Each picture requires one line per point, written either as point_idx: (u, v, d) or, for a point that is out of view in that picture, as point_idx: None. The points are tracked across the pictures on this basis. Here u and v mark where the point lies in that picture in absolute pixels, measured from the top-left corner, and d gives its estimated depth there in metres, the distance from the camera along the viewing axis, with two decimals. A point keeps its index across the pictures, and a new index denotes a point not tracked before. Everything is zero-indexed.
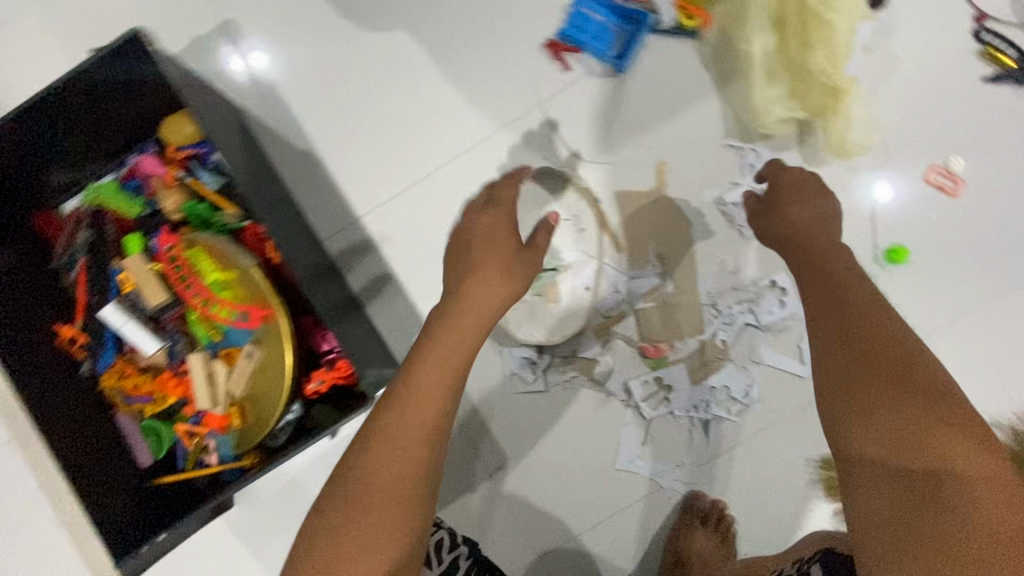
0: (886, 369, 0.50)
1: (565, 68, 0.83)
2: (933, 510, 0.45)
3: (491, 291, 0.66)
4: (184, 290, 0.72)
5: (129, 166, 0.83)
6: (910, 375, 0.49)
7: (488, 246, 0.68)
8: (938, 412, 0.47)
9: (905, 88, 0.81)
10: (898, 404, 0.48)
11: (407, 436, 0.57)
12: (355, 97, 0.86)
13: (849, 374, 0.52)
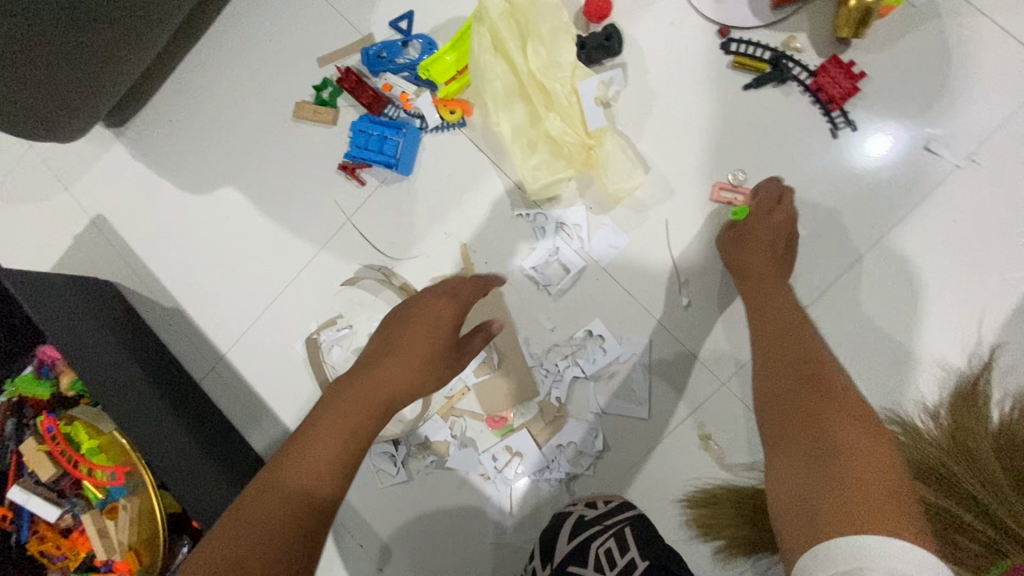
0: (805, 371, 0.62)
1: (361, 184, 0.92)
2: (823, 474, 0.53)
3: (411, 367, 0.62)
4: (68, 459, 0.84)
5: (39, 356, 0.98)
6: (820, 377, 0.61)
7: (418, 324, 0.65)
8: (837, 402, 0.58)
9: (670, 117, 0.82)
10: (803, 397, 0.60)
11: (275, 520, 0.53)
12: (203, 252, 0.99)
13: (774, 375, 0.64)
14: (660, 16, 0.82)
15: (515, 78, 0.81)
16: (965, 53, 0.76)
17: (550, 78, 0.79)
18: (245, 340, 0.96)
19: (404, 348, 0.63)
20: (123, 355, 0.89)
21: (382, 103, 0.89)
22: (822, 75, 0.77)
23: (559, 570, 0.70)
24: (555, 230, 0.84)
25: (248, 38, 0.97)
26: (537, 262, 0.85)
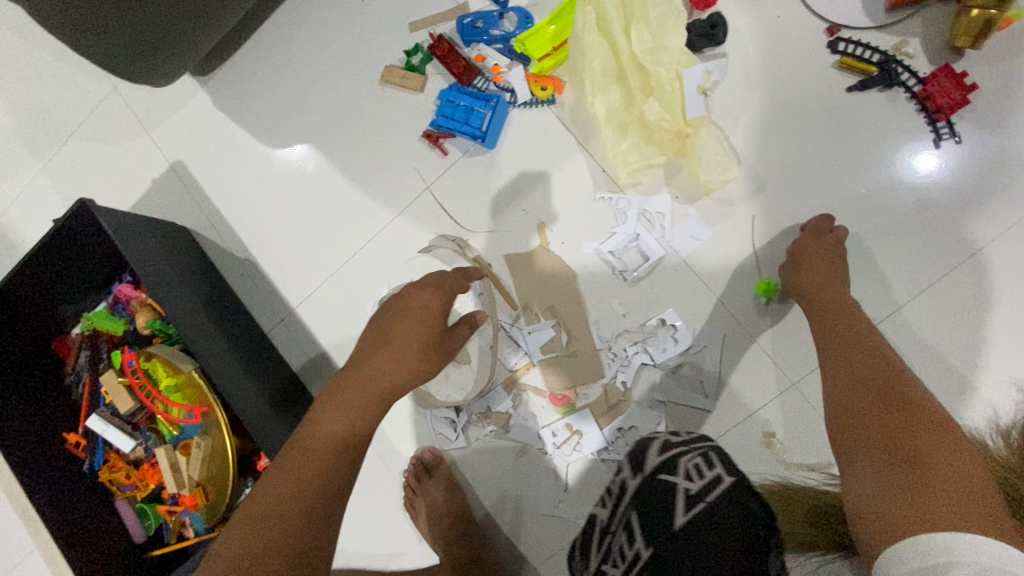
0: (880, 382, 0.60)
1: (444, 153, 0.92)
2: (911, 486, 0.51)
3: (405, 360, 0.67)
4: (145, 395, 0.87)
5: (114, 293, 1.01)
6: (898, 388, 0.59)
7: (407, 320, 0.69)
8: (918, 414, 0.56)
9: (767, 114, 0.82)
10: (877, 412, 0.57)
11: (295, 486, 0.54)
12: (280, 207, 1.00)
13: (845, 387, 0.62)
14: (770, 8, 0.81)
15: (616, 58, 0.80)
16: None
17: (654, 61, 0.78)
18: (316, 296, 0.98)
19: (397, 335, 0.68)
20: (204, 301, 0.92)
21: (474, 74, 0.89)
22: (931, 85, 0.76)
23: (649, 480, 0.57)
24: (637, 216, 0.85)
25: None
26: (615, 246, 0.86)
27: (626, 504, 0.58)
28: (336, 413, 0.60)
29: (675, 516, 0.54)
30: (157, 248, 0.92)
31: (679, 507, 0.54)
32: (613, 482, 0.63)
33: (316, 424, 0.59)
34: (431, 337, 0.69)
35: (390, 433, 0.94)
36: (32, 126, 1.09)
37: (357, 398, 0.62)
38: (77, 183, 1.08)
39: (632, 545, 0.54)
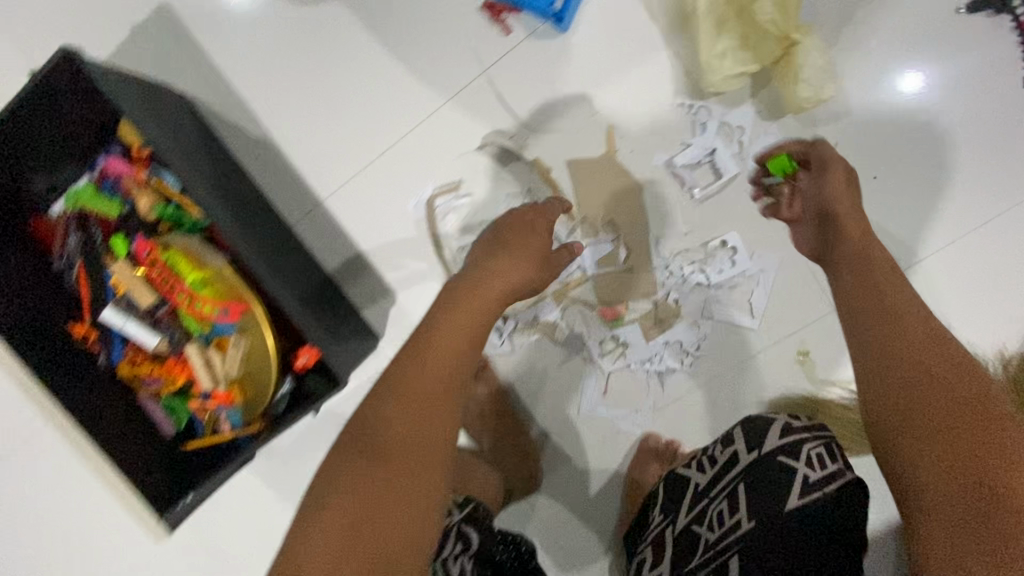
0: (967, 392, 0.50)
1: (507, 33, 0.81)
2: (991, 535, 0.43)
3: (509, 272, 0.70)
4: (169, 289, 0.80)
5: (99, 168, 0.87)
6: (984, 400, 0.49)
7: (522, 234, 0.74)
8: (1009, 429, 0.47)
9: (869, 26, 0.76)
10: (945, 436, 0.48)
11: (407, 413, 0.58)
12: (302, 79, 0.85)
13: (911, 396, 0.51)
14: None
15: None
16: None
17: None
18: (350, 189, 0.89)
19: (510, 242, 0.73)
20: (218, 178, 0.80)
21: None
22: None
23: (767, 459, 0.65)
24: (717, 128, 0.80)
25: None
26: (689, 158, 0.81)
27: (737, 479, 0.67)
28: (448, 324, 0.65)
29: (787, 500, 0.63)
30: (160, 114, 0.77)
31: (794, 491, 0.63)
32: (721, 450, 0.71)
33: (439, 333, 0.64)
34: (541, 256, 0.73)
35: None
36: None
37: (473, 312, 0.67)
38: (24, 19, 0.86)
39: (739, 518, 0.64)
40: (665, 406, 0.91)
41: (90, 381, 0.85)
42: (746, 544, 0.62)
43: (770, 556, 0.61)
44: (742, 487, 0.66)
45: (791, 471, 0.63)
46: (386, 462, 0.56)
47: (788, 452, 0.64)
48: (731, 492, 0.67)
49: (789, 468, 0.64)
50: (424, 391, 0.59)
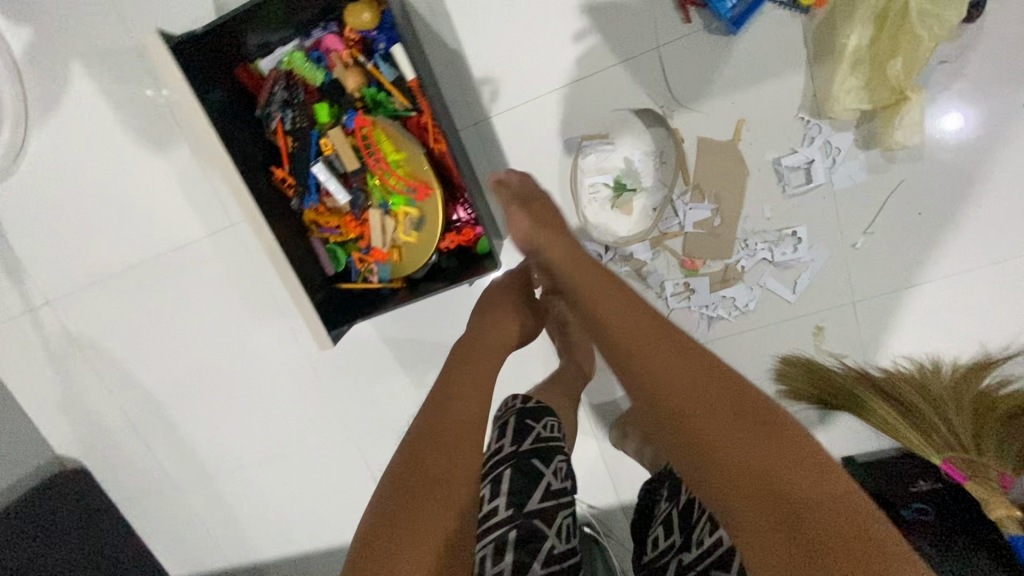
0: (745, 423, 0.58)
1: (687, 20, 0.98)
2: (810, 551, 0.48)
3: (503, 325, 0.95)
4: (370, 162, 0.99)
5: (315, 39, 1.01)
6: (760, 423, 0.58)
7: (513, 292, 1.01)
8: (780, 451, 0.55)
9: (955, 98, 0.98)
10: (749, 437, 0.57)
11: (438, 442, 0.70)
12: (505, 9, 1.01)
13: (691, 424, 0.59)
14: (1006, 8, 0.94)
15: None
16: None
17: (921, 22, 0.87)
18: (516, 112, 1.07)
19: (493, 299, 0.99)
20: (427, 79, 1.00)
21: None
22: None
23: None
24: (821, 144, 1.02)
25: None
26: (790, 162, 1.04)
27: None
28: (462, 364, 0.84)
29: None
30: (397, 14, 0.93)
31: None
32: None
33: (450, 373, 0.82)
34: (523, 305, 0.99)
35: None
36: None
37: (490, 351, 0.89)
38: None
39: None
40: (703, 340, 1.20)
41: (285, 214, 1.03)
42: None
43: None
44: None
45: None
46: (426, 494, 0.64)
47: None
48: None
49: None
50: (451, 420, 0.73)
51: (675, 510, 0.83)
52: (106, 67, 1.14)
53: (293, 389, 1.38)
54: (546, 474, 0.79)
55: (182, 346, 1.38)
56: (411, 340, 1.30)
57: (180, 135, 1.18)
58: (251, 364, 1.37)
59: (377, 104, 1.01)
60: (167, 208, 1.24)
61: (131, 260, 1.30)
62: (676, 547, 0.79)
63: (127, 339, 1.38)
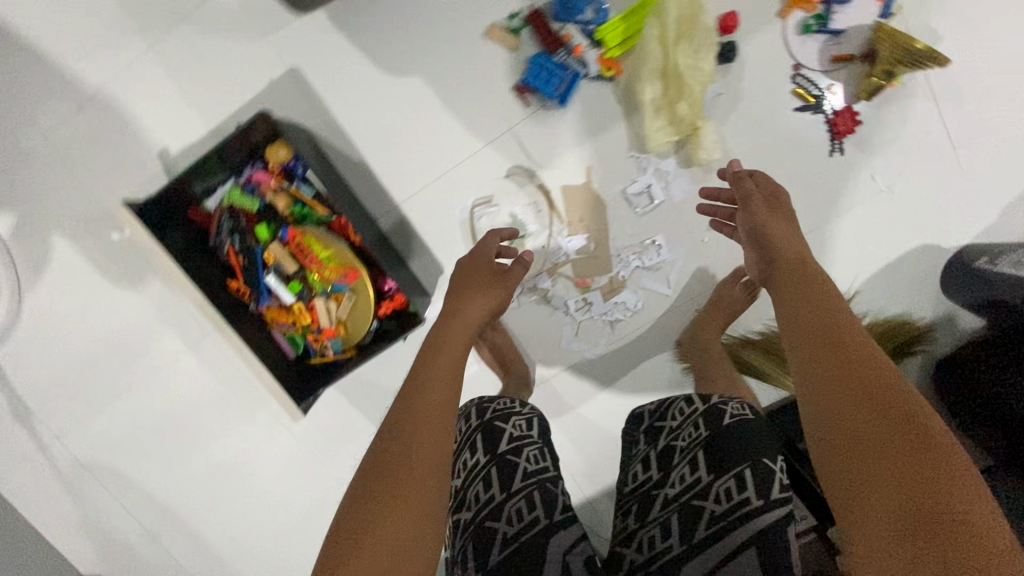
0: (897, 429, 0.65)
1: (525, 104, 1.28)
2: (921, 546, 0.57)
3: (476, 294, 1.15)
4: (307, 262, 1.24)
5: (245, 176, 1.29)
6: (910, 422, 0.65)
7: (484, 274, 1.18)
8: (919, 450, 0.63)
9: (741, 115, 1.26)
10: (903, 434, 0.64)
11: (418, 441, 0.80)
12: (387, 122, 1.30)
13: (838, 413, 0.70)
14: (758, 45, 1.23)
15: (665, 62, 1.18)
16: (918, 126, 1.28)
17: (689, 73, 1.17)
18: (415, 198, 1.34)
19: (470, 282, 1.17)
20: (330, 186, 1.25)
21: (564, 46, 1.23)
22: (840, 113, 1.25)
23: (713, 406, 1.07)
24: (653, 172, 1.31)
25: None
26: (634, 188, 1.32)
27: (696, 413, 1.08)
28: (439, 356, 0.95)
29: (725, 416, 1.04)
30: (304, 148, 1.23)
31: (726, 413, 1.05)
32: (685, 405, 1.11)
33: (433, 373, 0.91)
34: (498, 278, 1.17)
35: None
36: (147, 6, 1.24)
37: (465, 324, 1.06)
38: (197, 69, 1.28)
39: (699, 428, 1.05)
40: (613, 341, 1.44)
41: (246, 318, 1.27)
42: (703, 446, 1.03)
43: (720, 447, 1.01)
44: (700, 417, 1.07)
45: (720, 404, 1.07)
46: (398, 494, 0.74)
47: (722, 398, 1.09)
48: (704, 414, 1.06)
49: (720, 404, 1.07)
50: (426, 411, 0.84)
51: (650, 454, 1.13)
52: (83, 231, 1.39)
53: (284, 466, 1.57)
54: (508, 429, 1.17)
55: (180, 452, 1.56)
56: (373, 398, 1.51)
57: (150, 274, 1.42)
58: (244, 452, 1.56)
59: (303, 216, 1.27)
60: (149, 336, 1.47)
61: (126, 384, 1.51)
62: (652, 481, 1.08)
63: (132, 456, 1.56)
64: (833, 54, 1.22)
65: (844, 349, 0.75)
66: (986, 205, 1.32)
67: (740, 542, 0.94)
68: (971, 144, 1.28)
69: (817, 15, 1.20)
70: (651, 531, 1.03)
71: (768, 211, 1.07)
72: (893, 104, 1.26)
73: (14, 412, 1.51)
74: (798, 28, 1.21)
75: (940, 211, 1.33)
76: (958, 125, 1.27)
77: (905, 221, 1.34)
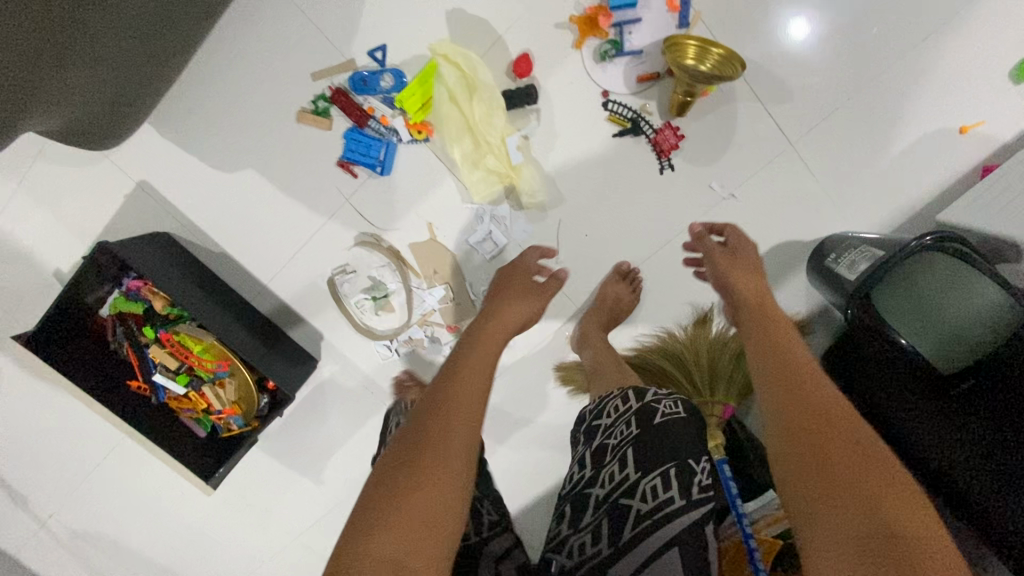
0: (853, 450, 0.70)
1: (354, 176, 1.32)
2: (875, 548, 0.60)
3: (529, 302, 1.17)
4: (184, 356, 1.37)
5: (125, 285, 1.41)
6: (862, 445, 0.71)
7: (521, 287, 1.20)
8: (869, 470, 0.67)
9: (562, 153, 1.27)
10: (846, 456, 0.69)
11: (440, 452, 0.79)
12: (238, 214, 1.38)
13: (799, 430, 0.74)
14: (563, 80, 1.22)
15: (460, 122, 1.22)
16: (746, 128, 1.23)
17: (484, 127, 1.22)
18: (280, 276, 1.43)
19: (508, 287, 1.20)
20: (183, 286, 1.31)
21: (371, 119, 1.25)
22: (660, 132, 1.22)
23: (647, 405, 0.99)
24: (489, 219, 1.33)
25: (256, 50, 1.26)
26: (477, 235, 1.35)
27: (628, 411, 1.00)
28: (470, 376, 0.91)
29: (655, 415, 0.96)
30: (153, 262, 1.29)
31: (658, 412, 0.97)
32: (621, 406, 1.03)
33: (466, 376, 0.91)
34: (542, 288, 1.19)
35: (352, 355, 1.50)
36: (10, 150, 1.37)
37: (501, 329, 1.06)
38: (64, 196, 1.39)
39: (631, 427, 0.97)
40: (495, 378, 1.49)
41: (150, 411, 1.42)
42: (633, 440, 0.95)
43: (653, 444, 0.93)
44: (635, 413, 0.99)
45: (650, 402, 0.99)
46: (413, 486, 0.74)
47: (657, 395, 1.01)
48: (637, 412, 0.99)
49: (649, 403, 0.99)
50: (468, 411, 0.85)
51: (586, 452, 1.03)
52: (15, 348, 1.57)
53: (235, 520, 1.75)
54: None
55: (146, 519, 1.77)
56: (297, 452, 1.65)
57: None
58: (198, 512, 1.76)
59: (179, 314, 1.39)
60: (95, 428, 1.67)
61: (88, 468, 1.72)
62: (585, 479, 0.99)
63: (110, 527, 1.76)
64: (639, 74, 1.19)
65: (797, 378, 0.81)
66: (840, 193, 1.26)
67: (662, 543, 0.85)
68: (808, 136, 1.23)
69: (611, 40, 1.17)
70: (583, 537, 0.92)
71: (738, 265, 1.11)
72: (714, 111, 1.22)
73: (11, 498, 1.74)
74: (598, 57, 1.19)
75: (793, 208, 1.27)
76: (789, 119, 1.22)
77: (758, 223, 1.30)
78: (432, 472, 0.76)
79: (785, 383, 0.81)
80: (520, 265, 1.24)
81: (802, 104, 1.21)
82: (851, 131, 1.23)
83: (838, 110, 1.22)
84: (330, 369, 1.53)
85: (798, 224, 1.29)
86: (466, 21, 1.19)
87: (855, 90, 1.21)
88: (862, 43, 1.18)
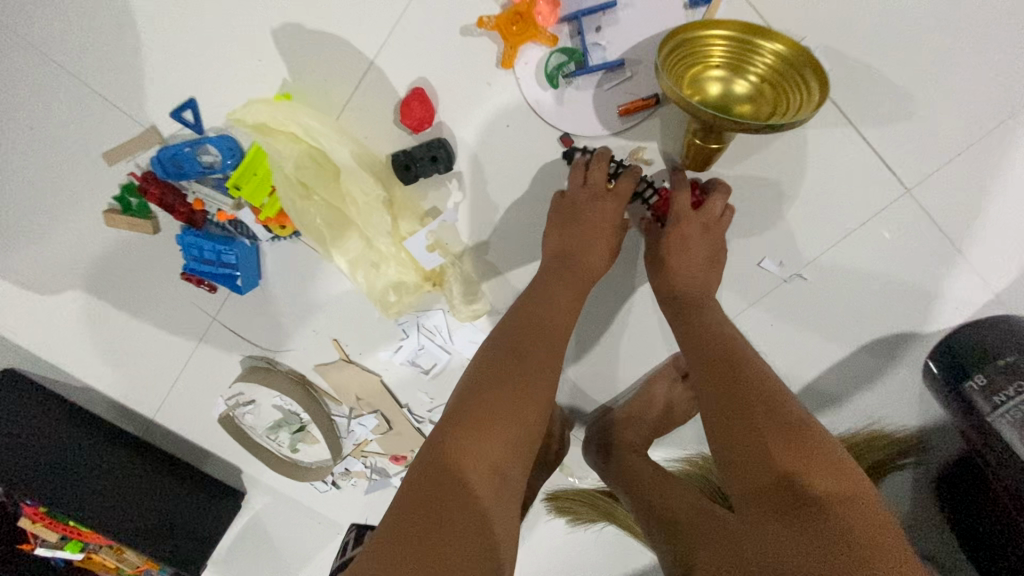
0: (799, 436, 0.60)
1: (213, 290, 0.90)
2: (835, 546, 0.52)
3: (599, 249, 0.74)
4: (63, 526, 1.06)
5: None
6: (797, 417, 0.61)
7: (600, 221, 0.74)
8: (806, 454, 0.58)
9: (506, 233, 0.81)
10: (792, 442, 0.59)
11: (506, 411, 0.66)
12: (78, 344, 0.98)
13: (742, 407, 0.63)
14: (500, 121, 0.76)
15: (329, 207, 0.77)
16: (807, 169, 0.75)
17: (360, 212, 0.78)
18: (164, 412, 1.06)
19: (591, 210, 0.73)
20: (47, 420, 0.96)
21: (205, 211, 0.82)
22: (667, 195, 0.74)
23: None
24: (418, 331, 0.89)
25: (22, 119, 0.80)
26: (408, 350, 0.91)
27: None
28: (549, 302, 0.74)
29: None
30: None
31: None
32: None
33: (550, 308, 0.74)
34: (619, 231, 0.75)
35: (280, 489, 1.15)
36: None
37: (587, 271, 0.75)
38: None
39: None
40: None
41: None
42: None
43: None
44: None
45: None
46: (479, 423, 0.65)
47: None
48: None
49: None
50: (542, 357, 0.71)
51: None
52: None
53: None
54: None
55: None
56: None
57: None
58: None
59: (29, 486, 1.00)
60: None
61: None
62: None
63: None
64: (621, 101, 0.73)
65: (736, 352, 0.69)
66: (977, 253, 0.76)
67: None
68: (913, 166, 0.74)
69: (566, 51, 0.72)
70: None
71: (673, 245, 0.74)
72: (749, 147, 0.75)
73: None
74: (552, 81, 0.73)
75: (896, 283, 0.78)
76: (879, 146, 0.73)
77: (841, 308, 0.80)
78: (507, 420, 0.66)
79: (718, 359, 0.68)
80: (616, 181, 0.73)
81: (897, 118, 0.73)
82: (992, 156, 0.73)
83: (961, 119, 0.72)
84: (258, 509, 1.17)
85: (905, 306, 0.79)
86: (310, 51, 0.75)
87: (1000, 88, 0.71)
88: (1010, 9, 0.68)
